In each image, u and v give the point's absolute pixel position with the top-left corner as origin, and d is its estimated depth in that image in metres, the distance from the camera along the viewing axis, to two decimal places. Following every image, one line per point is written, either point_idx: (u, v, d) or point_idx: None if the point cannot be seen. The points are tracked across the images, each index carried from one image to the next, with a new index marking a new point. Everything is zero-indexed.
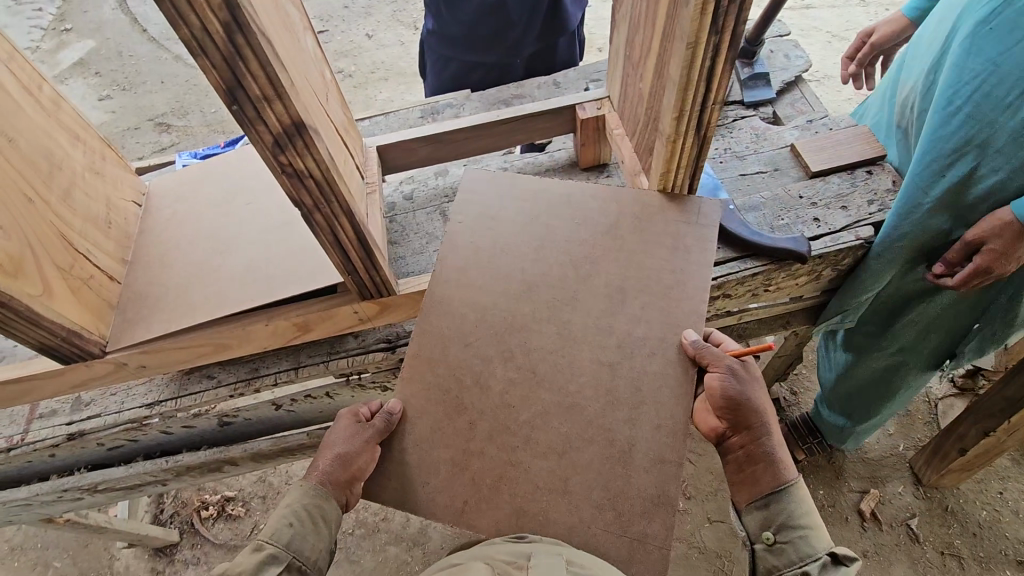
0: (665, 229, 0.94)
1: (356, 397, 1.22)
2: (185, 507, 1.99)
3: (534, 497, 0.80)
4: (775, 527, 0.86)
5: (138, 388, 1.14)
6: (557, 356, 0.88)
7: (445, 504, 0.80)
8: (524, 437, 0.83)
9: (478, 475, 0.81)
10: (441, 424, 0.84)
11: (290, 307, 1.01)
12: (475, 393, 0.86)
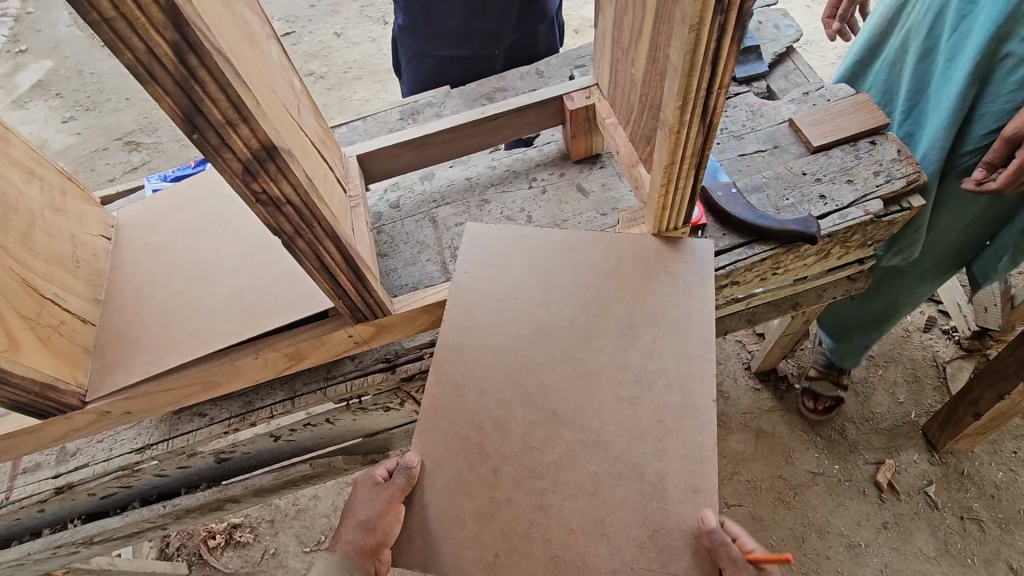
0: (663, 267, 0.93)
1: (357, 420, 1.17)
2: (191, 538, 1.93)
3: (566, 543, 0.74)
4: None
5: (126, 432, 1.07)
6: (575, 394, 0.83)
7: (474, 557, 0.74)
8: (553, 477, 0.78)
9: (508, 524, 0.75)
10: (461, 469, 0.79)
11: (278, 336, 0.94)
12: (497, 439, 0.81)
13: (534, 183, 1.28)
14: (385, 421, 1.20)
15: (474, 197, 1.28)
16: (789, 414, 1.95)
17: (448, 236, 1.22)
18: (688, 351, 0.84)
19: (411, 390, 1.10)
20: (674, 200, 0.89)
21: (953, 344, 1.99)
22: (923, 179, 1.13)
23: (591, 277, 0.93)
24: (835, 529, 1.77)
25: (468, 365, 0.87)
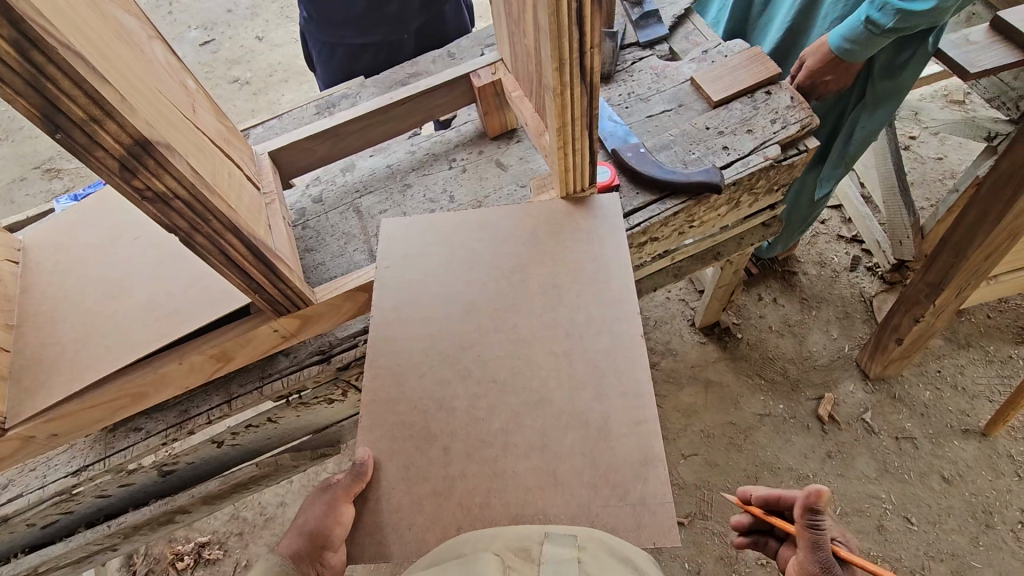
0: (577, 224, 0.97)
1: (302, 416, 1.17)
2: (158, 563, 1.89)
3: (525, 502, 0.75)
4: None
5: (57, 458, 1.05)
6: (512, 360, 0.86)
7: (436, 532, 0.74)
8: (503, 444, 0.79)
9: (466, 497, 0.76)
10: (409, 448, 0.80)
11: (201, 340, 0.94)
12: (444, 416, 0.82)
13: (453, 163, 1.29)
14: (331, 414, 1.20)
15: (396, 183, 1.28)
16: (735, 363, 2.04)
17: (373, 225, 1.23)
18: (609, 302, 0.88)
19: (350, 378, 1.11)
20: (575, 160, 0.92)
21: (877, 279, 2.11)
22: (815, 122, 1.20)
23: (511, 245, 0.96)
24: (785, 464, 1.86)
25: (404, 351, 0.88)
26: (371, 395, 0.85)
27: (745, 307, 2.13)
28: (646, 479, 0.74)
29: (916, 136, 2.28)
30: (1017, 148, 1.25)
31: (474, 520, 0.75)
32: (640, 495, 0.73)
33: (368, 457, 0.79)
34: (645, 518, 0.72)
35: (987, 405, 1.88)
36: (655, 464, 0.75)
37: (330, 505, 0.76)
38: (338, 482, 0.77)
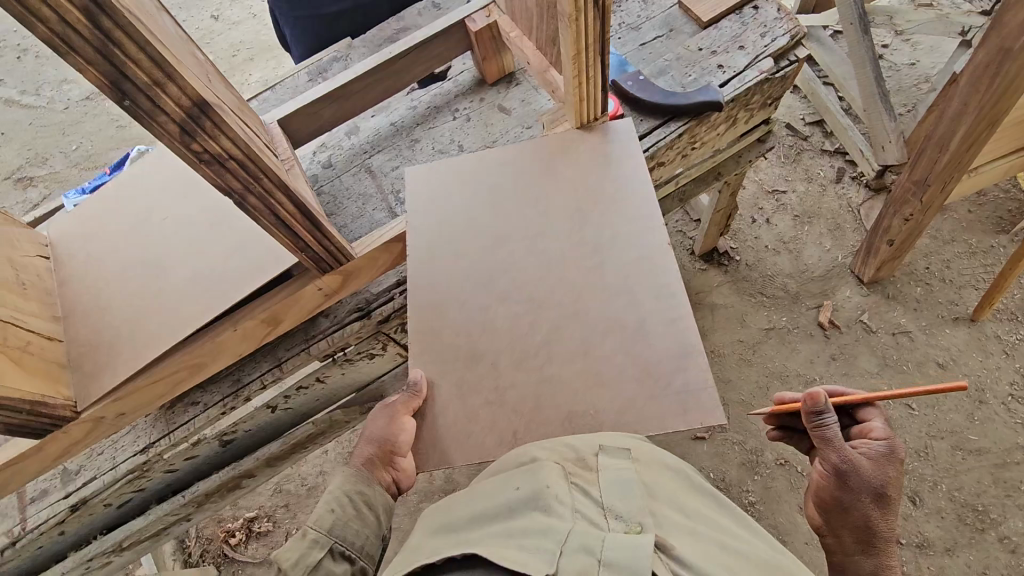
0: (593, 150, 1.00)
1: (346, 373, 1.22)
2: (212, 542, 1.97)
3: (577, 399, 0.81)
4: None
5: (124, 438, 1.11)
6: (548, 280, 0.91)
7: (495, 438, 0.81)
8: (546, 353, 0.85)
9: (517, 404, 0.83)
10: (459, 367, 0.87)
11: (252, 306, 0.98)
12: (489, 335, 0.88)
13: (457, 113, 1.31)
14: (373, 369, 1.25)
15: (403, 139, 1.30)
16: (736, 284, 2.13)
17: (388, 182, 1.25)
18: (635, 219, 0.92)
19: (390, 332, 1.16)
20: (590, 89, 0.95)
21: (863, 188, 2.20)
22: (804, 31, 1.24)
23: (532, 177, 1.00)
24: (793, 372, 1.97)
25: (443, 284, 0.93)
26: (417, 327, 0.90)
27: (740, 230, 2.21)
28: (688, 367, 0.80)
29: (889, 44, 2.34)
30: (994, 36, 1.31)
31: (529, 423, 0.82)
32: (686, 384, 0.79)
33: (419, 377, 0.86)
34: (690, 400, 0.78)
35: (974, 293, 2.00)
36: (693, 355, 0.81)
37: (392, 418, 0.84)
38: (398, 399, 0.85)
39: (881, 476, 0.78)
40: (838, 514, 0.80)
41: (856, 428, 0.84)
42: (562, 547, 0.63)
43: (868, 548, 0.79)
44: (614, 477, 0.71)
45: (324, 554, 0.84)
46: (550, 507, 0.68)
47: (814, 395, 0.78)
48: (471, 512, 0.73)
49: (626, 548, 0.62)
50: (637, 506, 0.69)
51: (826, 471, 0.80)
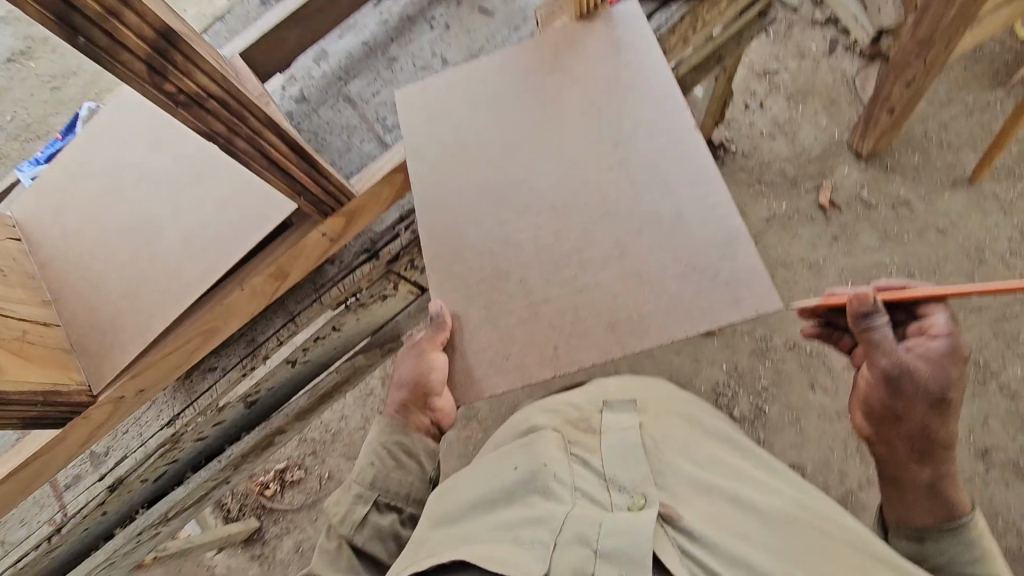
0: (597, 39, 0.91)
1: (361, 318, 1.18)
2: (248, 497, 2.01)
3: (617, 305, 0.78)
4: (928, 565, 0.82)
5: (147, 415, 1.08)
6: (569, 186, 0.84)
7: (536, 356, 0.78)
8: (579, 261, 0.81)
9: (555, 319, 0.79)
10: (486, 290, 0.82)
11: (256, 262, 0.93)
12: (514, 254, 0.83)
13: (433, 22, 1.18)
14: (387, 311, 1.21)
15: (379, 60, 1.18)
16: (734, 176, 2.07)
17: (372, 109, 1.15)
18: (654, 108, 0.86)
19: (401, 270, 1.11)
20: None
21: (857, 57, 2.10)
22: None
23: (535, 78, 0.91)
24: (797, 257, 1.97)
25: (456, 207, 0.87)
26: (435, 255, 0.85)
27: (734, 118, 2.12)
28: (735, 257, 0.77)
29: None
30: None
31: (570, 337, 0.78)
32: (731, 272, 0.76)
33: (442, 311, 0.82)
34: (741, 292, 0.75)
35: (971, 155, 1.97)
36: (739, 241, 0.77)
37: (419, 356, 0.85)
38: (422, 337, 0.84)
39: (938, 377, 0.76)
40: (891, 424, 0.81)
41: (913, 324, 0.79)
42: (560, 531, 0.75)
43: (923, 457, 0.81)
44: (614, 447, 0.85)
45: (369, 507, 0.89)
46: (550, 490, 0.81)
47: (858, 298, 0.76)
48: (480, 497, 0.85)
49: (622, 524, 0.74)
50: (636, 477, 0.81)
51: (875, 378, 0.79)
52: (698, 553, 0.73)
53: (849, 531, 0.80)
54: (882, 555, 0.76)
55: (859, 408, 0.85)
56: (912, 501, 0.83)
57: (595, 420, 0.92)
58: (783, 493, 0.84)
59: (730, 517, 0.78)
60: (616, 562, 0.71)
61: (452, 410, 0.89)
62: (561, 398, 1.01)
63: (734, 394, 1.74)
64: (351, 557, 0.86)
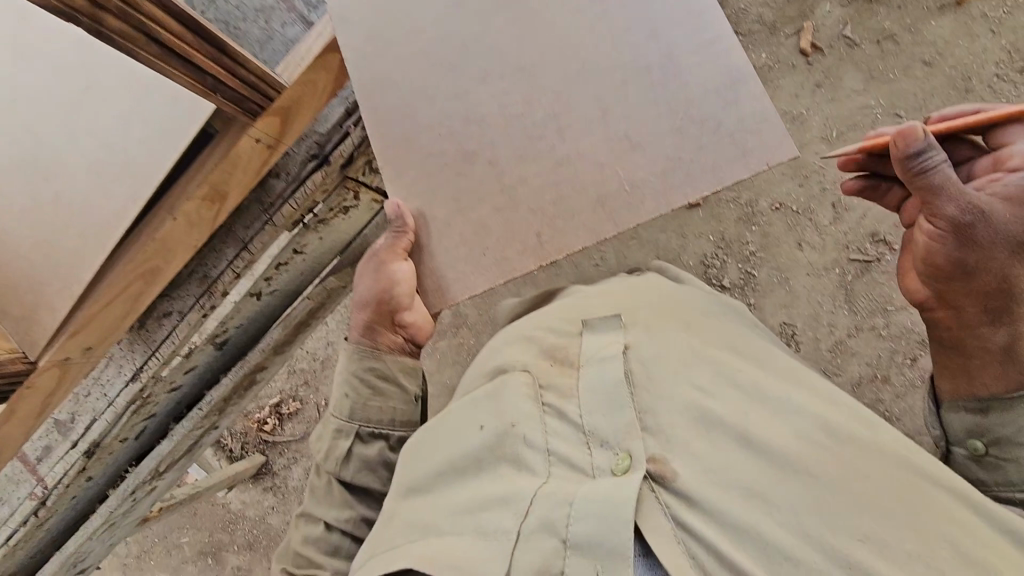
0: None
1: (324, 236, 1.06)
2: (247, 434, 1.98)
3: (605, 176, 0.64)
4: (990, 438, 0.71)
5: (106, 372, 0.97)
6: (533, 33, 0.66)
7: (516, 247, 0.66)
8: (557, 129, 0.65)
9: (534, 203, 0.65)
10: (451, 177, 0.67)
11: (184, 184, 0.80)
12: (478, 129, 0.67)
13: None
14: (352, 225, 1.10)
15: None
16: None
17: None
18: None
19: (357, 175, 0.97)
20: None
21: None
22: None
23: None
24: None
25: (397, 80, 0.68)
26: (381, 142, 0.68)
27: None
28: (738, 102, 0.63)
29: None
30: None
31: (556, 220, 0.66)
32: (736, 119, 0.62)
33: (401, 209, 0.67)
34: (748, 141, 0.62)
35: None
36: (743, 82, 0.62)
37: (380, 266, 0.73)
38: (380, 245, 0.71)
39: (1020, 216, 0.67)
40: (960, 281, 0.71)
41: (982, 161, 0.70)
42: (525, 518, 0.60)
43: (998, 316, 0.71)
44: (596, 389, 0.66)
45: (352, 440, 0.78)
46: (520, 459, 0.66)
47: (915, 133, 0.66)
48: (443, 468, 0.69)
49: (599, 504, 0.57)
50: (621, 430, 0.63)
51: (941, 229, 0.69)
52: (698, 524, 0.58)
53: (893, 453, 0.61)
54: (926, 485, 0.60)
55: (919, 270, 0.74)
56: (979, 367, 0.73)
57: (574, 347, 0.73)
58: (810, 412, 0.64)
59: (738, 466, 0.60)
60: (591, 554, 0.56)
61: (427, 321, 0.81)
62: (542, 320, 0.79)
63: (722, 263, 1.57)
64: (342, 491, 0.78)
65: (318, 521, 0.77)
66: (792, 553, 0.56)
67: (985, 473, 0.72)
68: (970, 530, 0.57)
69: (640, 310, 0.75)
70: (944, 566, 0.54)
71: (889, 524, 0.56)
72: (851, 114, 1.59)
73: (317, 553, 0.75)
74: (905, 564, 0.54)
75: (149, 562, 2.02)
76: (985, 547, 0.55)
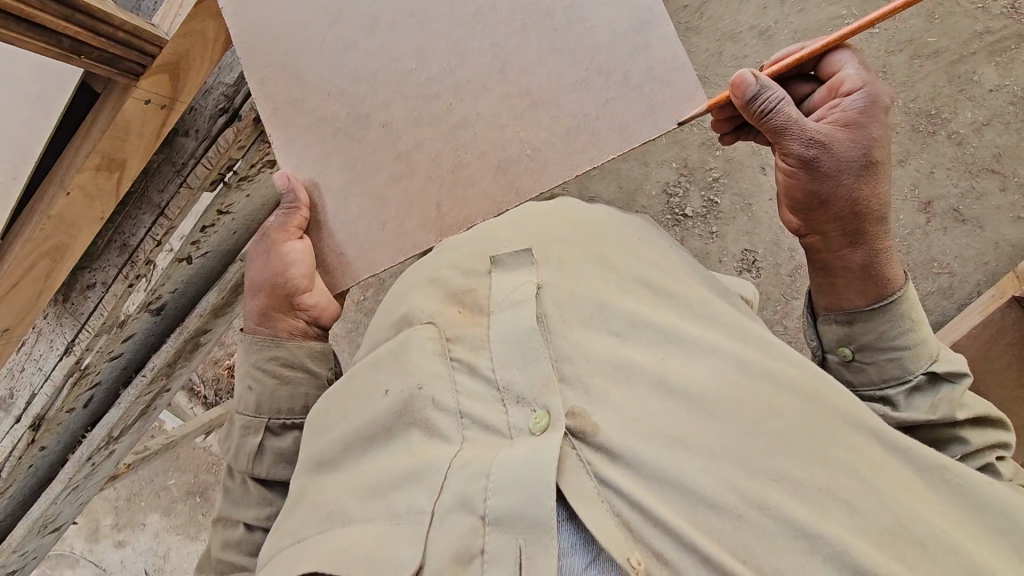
0: None
1: (252, 194, 1.00)
2: (219, 378, 1.89)
3: (505, 140, 0.70)
4: (856, 344, 0.76)
5: (38, 348, 0.94)
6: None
7: (416, 221, 0.72)
8: (451, 87, 0.70)
9: (428, 169, 0.71)
10: (344, 144, 0.73)
11: (74, 150, 0.74)
12: (372, 91, 0.72)
13: None
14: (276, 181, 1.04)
15: None
16: None
17: None
18: None
19: None
20: None
21: None
22: None
23: None
24: None
25: (287, 38, 0.73)
26: (270, 104, 0.73)
27: None
28: (650, 45, 0.67)
29: None
30: None
31: (453, 190, 0.72)
32: (646, 69, 0.67)
33: (291, 182, 0.73)
34: (658, 95, 0.67)
35: None
36: (654, 23, 0.67)
37: (272, 247, 0.74)
38: (270, 224, 0.74)
39: (858, 140, 0.69)
40: (818, 210, 0.73)
41: (821, 91, 0.72)
42: (440, 495, 0.54)
43: (855, 238, 0.74)
44: (508, 338, 0.59)
45: (262, 435, 0.76)
46: (432, 426, 0.59)
47: (743, 81, 0.68)
48: (349, 437, 0.63)
49: (518, 471, 0.51)
50: (537, 385, 0.56)
51: (792, 167, 0.70)
52: (622, 483, 0.51)
53: (806, 390, 0.56)
54: (838, 422, 0.55)
55: (785, 202, 0.76)
56: (846, 285, 0.76)
57: (484, 290, 0.64)
58: (722, 353, 0.57)
59: (654, 415, 0.54)
60: (512, 526, 0.50)
61: (329, 300, 0.79)
62: (447, 255, 0.69)
63: (685, 190, 1.52)
64: (260, 489, 0.77)
65: (239, 523, 0.76)
66: (715, 501, 0.50)
67: (850, 375, 0.78)
68: (877, 464, 0.53)
69: (555, 236, 0.66)
70: (855, 500, 0.50)
71: (806, 462, 0.51)
72: (820, 27, 1.40)
73: (241, 555, 0.74)
74: (820, 505, 0.50)
75: (140, 504, 1.91)
76: (889, 480, 0.52)
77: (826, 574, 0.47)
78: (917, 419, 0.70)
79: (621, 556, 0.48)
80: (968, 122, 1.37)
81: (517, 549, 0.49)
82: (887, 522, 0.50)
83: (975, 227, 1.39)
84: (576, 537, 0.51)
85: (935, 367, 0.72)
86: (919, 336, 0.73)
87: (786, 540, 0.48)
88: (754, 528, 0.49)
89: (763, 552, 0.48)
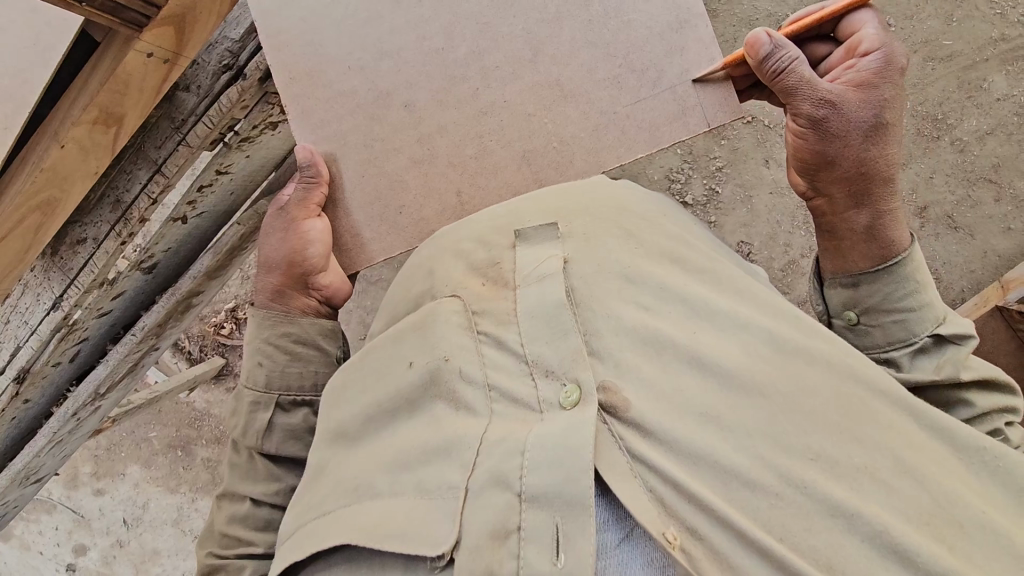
0: None
1: (253, 154, 0.95)
2: (206, 336, 1.82)
3: (532, 134, 0.71)
4: (861, 308, 0.75)
5: (25, 300, 0.92)
6: None
7: (434, 207, 0.72)
8: (480, 70, 0.70)
9: (452, 154, 0.71)
10: (363, 121, 0.71)
11: (72, 100, 0.72)
12: (395, 69, 0.70)
13: None
14: (279, 144, 1.00)
15: None
16: None
17: None
18: None
19: None
20: None
21: None
22: None
23: None
24: None
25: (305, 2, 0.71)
26: (285, 72, 0.71)
27: None
28: (686, 47, 0.69)
29: None
30: None
31: (475, 178, 0.72)
32: (680, 71, 0.70)
33: (313, 156, 0.71)
34: (689, 99, 0.70)
35: None
36: (692, 24, 0.69)
37: (289, 225, 0.74)
38: (289, 199, 0.73)
39: (870, 102, 0.68)
40: (825, 172, 0.72)
41: (838, 52, 0.71)
42: (473, 472, 0.54)
43: (862, 200, 0.73)
44: (535, 313, 0.59)
45: (272, 411, 0.77)
46: (457, 398, 0.58)
47: (756, 40, 0.67)
48: (372, 409, 0.63)
49: (556, 447, 0.50)
50: (568, 358, 0.56)
51: (802, 127, 0.69)
52: (653, 456, 0.52)
53: (842, 368, 0.56)
54: (873, 403, 0.55)
55: (793, 164, 0.75)
56: (849, 246, 0.75)
57: (508, 264, 0.64)
58: (758, 328, 0.57)
59: (689, 391, 0.54)
60: (550, 504, 0.50)
61: (342, 281, 0.80)
62: (472, 227, 0.67)
63: (687, 177, 1.48)
64: (268, 466, 0.77)
65: (246, 499, 0.76)
66: (752, 478, 0.51)
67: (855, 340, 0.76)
68: (913, 444, 0.54)
69: (583, 209, 0.66)
70: (891, 480, 0.51)
71: (841, 443, 0.52)
72: None
73: (248, 531, 0.75)
74: (859, 483, 0.51)
75: (119, 453, 1.90)
76: (925, 460, 0.53)
77: (868, 553, 0.48)
78: (921, 380, 0.70)
79: (656, 530, 0.49)
80: (972, 131, 1.37)
81: (555, 527, 0.49)
82: (925, 502, 0.51)
83: (967, 235, 1.39)
84: (609, 513, 0.51)
85: (940, 330, 0.71)
86: (926, 297, 0.72)
87: (822, 519, 0.49)
88: (793, 506, 0.50)
89: (799, 531, 0.49)
